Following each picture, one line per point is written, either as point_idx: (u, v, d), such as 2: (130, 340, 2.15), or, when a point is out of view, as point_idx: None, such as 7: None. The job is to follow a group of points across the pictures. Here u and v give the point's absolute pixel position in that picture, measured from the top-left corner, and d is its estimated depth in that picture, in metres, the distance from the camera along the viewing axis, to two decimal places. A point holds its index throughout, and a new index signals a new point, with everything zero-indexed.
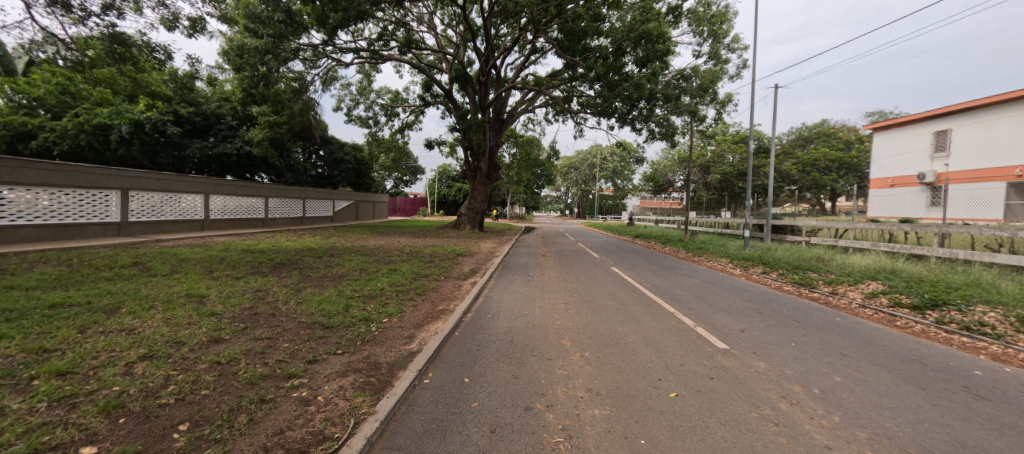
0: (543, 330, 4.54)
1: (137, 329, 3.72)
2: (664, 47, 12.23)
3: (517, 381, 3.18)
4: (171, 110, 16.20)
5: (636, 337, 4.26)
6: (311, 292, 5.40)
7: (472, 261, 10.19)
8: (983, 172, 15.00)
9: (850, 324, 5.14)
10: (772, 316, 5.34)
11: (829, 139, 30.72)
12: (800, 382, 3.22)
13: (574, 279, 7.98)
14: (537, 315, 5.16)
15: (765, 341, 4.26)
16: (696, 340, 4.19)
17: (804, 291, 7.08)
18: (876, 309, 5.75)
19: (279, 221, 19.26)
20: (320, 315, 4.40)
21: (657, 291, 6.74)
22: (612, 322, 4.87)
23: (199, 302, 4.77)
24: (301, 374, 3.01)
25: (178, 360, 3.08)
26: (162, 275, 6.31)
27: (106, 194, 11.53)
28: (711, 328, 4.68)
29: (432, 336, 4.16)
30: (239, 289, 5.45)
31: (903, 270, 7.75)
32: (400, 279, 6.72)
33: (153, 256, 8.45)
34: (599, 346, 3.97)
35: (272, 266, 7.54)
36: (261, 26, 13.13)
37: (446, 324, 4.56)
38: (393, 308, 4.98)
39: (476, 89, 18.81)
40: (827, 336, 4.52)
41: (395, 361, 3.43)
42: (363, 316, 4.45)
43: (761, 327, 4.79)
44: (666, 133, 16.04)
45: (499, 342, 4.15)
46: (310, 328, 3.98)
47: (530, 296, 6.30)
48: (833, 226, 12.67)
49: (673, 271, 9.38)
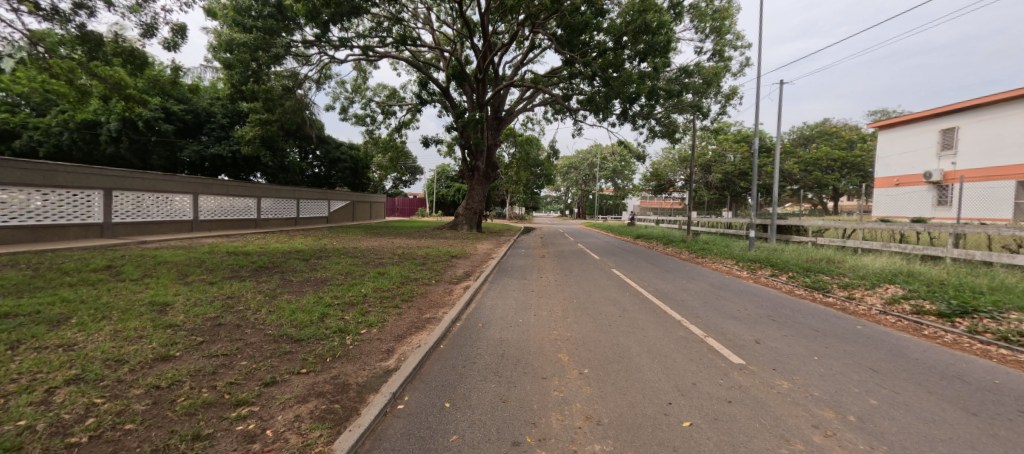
0: (538, 342, 4.11)
1: (79, 344, 3.30)
2: (664, 39, 11.79)
3: (505, 407, 2.75)
4: (162, 106, 15.74)
5: (641, 350, 3.84)
6: (286, 299, 4.97)
7: (466, 264, 9.74)
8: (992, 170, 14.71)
9: (873, 333, 4.71)
10: (788, 324, 4.91)
11: (831, 138, 30.31)
12: (831, 407, 2.81)
13: (573, 283, 7.55)
14: (532, 324, 4.74)
15: (784, 354, 3.83)
16: (707, 354, 3.77)
17: (817, 296, 6.64)
18: (898, 316, 5.32)
19: (272, 222, 18.83)
20: (290, 326, 3.97)
21: (662, 297, 6.30)
22: (614, 332, 4.44)
23: (161, 311, 4.35)
24: (252, 400, 2.58)
25: (111, 384, 2.65)
26: (131, 280, 5.89)
27: (89, 194, 11.07)
28: (722, 338, 4.26)
29: (414, 349, 3.73)
30: (209, 296, 5.02)
31: (921, 273, 7.33)
32: (386, 284, 6.28)
33: (130, 258, 8.01)
34: (601, 362, 3.54)
35: (253, 270, 7.10)
36: (249, 19, 12.72)
37: (431, 335, 4.13)
38: (374, 317, 4.55)
39: (474, 87, 18.39)
40: (851, 348, 4.09)
41: (366, 381, 3.00)
42: (338, 327, 4.04)
43: (778, 337, 4.36)
44: (667, 131, 15.64)
45: (489, 355, 3.74)
46: (276, 342, 3.56)
47: (525, 303, 5.88)
48: (841, 226, 12.24)
49: (676, 274, 8.95)
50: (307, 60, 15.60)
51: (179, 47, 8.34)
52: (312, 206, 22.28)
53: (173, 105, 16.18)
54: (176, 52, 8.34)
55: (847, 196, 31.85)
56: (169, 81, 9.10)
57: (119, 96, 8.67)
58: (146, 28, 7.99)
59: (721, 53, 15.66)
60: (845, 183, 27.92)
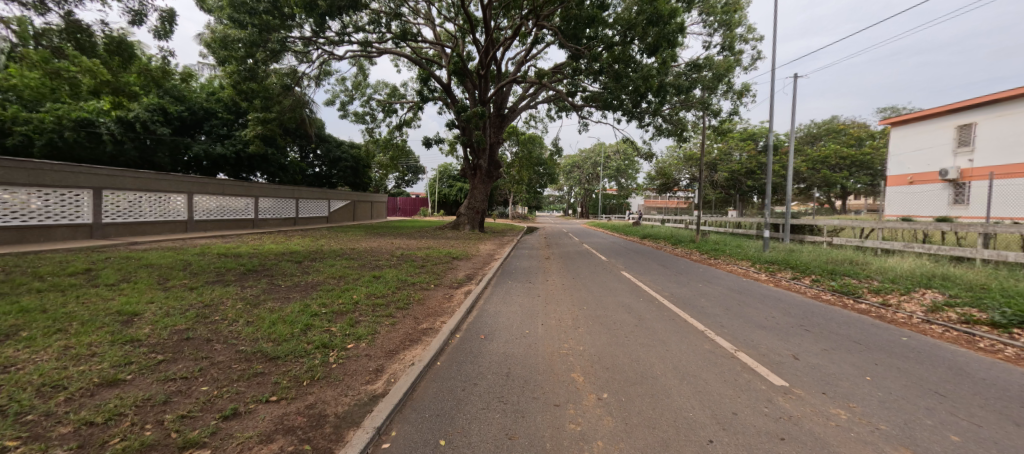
0: (548, 358, 3.64)
1: (20, 365, 2.86)
2: (675, 28, 11.22)
3: (511, 446, 2.27)
4: (157, 106, 15.17)
5: (665, 368, 3.37)
6: (268, 308, 4.50)
7: (468, 266, 9.24)
8: (1000, 169, 14.42)
9: (923, 346, 4.19)
10: (825, 336, 4.40)
11: (838, 135, 29.38)
12: (906, 445, 2.32)
13: (582, 287, 7.07)
14: (539, 335, 4.28)
15: (832, 374, 3.33)
16: (743, 374, 3.28)
17: (848, 302, 6.12)
18: (945, 326, 4.80)
19: (270, 222, 18.40)
20: (266, 341, 3.49)
21: (678, 303, 5.80)
22: (632, 345, 3.96)
23: (125, 323, 3.89)
24: (204, 441, 2.12)
25: (35, 420, 2.19)
26: (105, 286, 5.45)
27: (77, 194, 10.63)
28: (755, 353, 3.78)
29: (406, 368, 3.26)
30: (184, 304, 4.57)
31: (958, 276, 6.79)
32: (380, 289, 5.81)
33: (113, 261, 7.59)
34: (621, 384, 3.06)
35: (239, 274, 6.65)
36: (246, 15, 11.97)
37: (427, 350, 3.65)
38: (364, 328, 4.09)
39: (476, 83, 17.90)
40: (905, 365, 3.58)
41: (347, 412, 2.53)
42: (321, 341, 3.57)
43: (818, 352, 3.86)
44: (675, 129, 15.13)
45: (493, 375, 3.27)
46: (247, 361, 3.08)
47: (532, 310, 5.40)
48: (859, 225, 11.67)
49: (690, 277, 8.40)
50: (305, 57, 15.21)
51: (170, 36, 7.89)
52: (311, 207, 21.85)
53: (168, 103, 15.65)
54: (168, 40, 7.89)
55: (856, 195, 31.16)
56: (163, 72, 8.26)
57: (107, 89, 8.10)
58: (134, 15, 7.44)
59: (731, 47, 15.10)
60: (854, 182, 27.27)
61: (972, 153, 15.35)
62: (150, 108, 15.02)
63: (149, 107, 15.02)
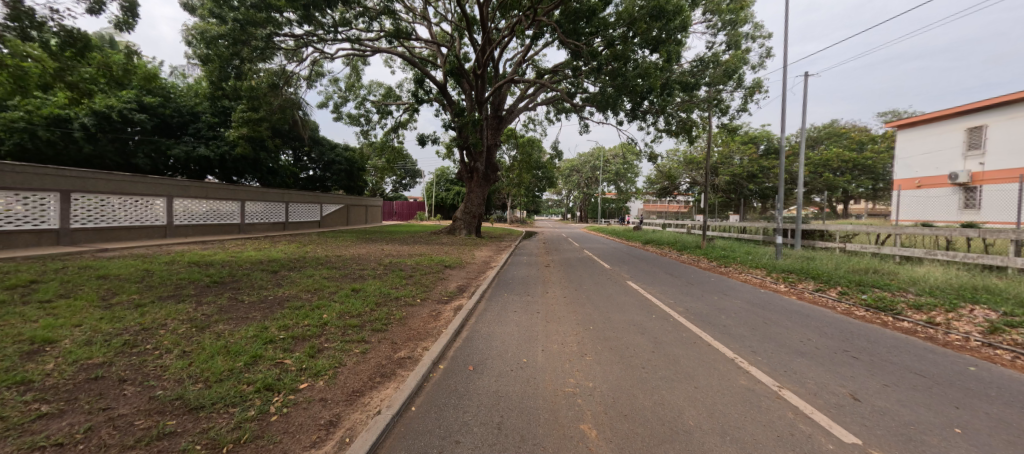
0: (551, 401, 2.92)
1: None
2: (680, 21, 10.55)
3: None
4: (136, 99, 14.23)
5: (699, 417, 2.67)
6: (215, 333, 3.76)
7: (460, 275, 8.51)
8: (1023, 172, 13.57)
9: (1000, 379, 3.49)
10: (879, 366, 3.71)
11: (840, 139, 28.62)
12: None
13: (587, 301, 6.35)
14: (540, 367, 3.56)
15: (908, 424, 2.64)
16: (803, 428, 2.55)
17: (888, 320, 5.41)
18: (1014, 352, 4.09)
19: (258, 227, 17.59)
20: (194, 383, 2.76)
21: (698, 322, 5.09)
22: (653, 381, 3.25)
23: (29, 356, 3.14)
24: None
25: None
26: (38, 303, 4.70)
27: (43, 197, 9.85)
28: (805, 392, 3.08)
29: (371, 418, 2.55)
30: (118, 329, 3.82)
31: (1002, 288, 6.12)
32: (358, 307, 5.07)
33: (67, 272, 6.81)
34: (645, 444, 2.36)
35: (201, 287, 5.89)
36: (227, 10, 11.12)
37: (400, 391, 2.93)
38: (328, 360, 3.37)
39: (472, 83, 17.12)
40: (995, 410, 2.88)
41: None
42: (264, 381, 2.84)
43: (880, 390, 3.16)
44: (681, 129, 14.45)
45: (480, 428, 2.54)
46: (156, 417, 2.33)
47: (530, 331, 4.68)
48: (876, 230, 10.97)
49: (703, 288, 7.70)
50: (295, 55, 14.48)
51: (134, 25, 7.19)
52: (302, 211, 21.05)
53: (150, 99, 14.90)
54: (133, 29, 7.18)
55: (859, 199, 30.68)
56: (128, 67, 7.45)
57: (61, 85, 6.99)
58: (93, 4, 6.66)
59: (737, 45, 14.46)
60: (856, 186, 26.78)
61: (983, 156, 14.74)
62: (129, 101, 14.02)
63: (127, 102, 13.98)
